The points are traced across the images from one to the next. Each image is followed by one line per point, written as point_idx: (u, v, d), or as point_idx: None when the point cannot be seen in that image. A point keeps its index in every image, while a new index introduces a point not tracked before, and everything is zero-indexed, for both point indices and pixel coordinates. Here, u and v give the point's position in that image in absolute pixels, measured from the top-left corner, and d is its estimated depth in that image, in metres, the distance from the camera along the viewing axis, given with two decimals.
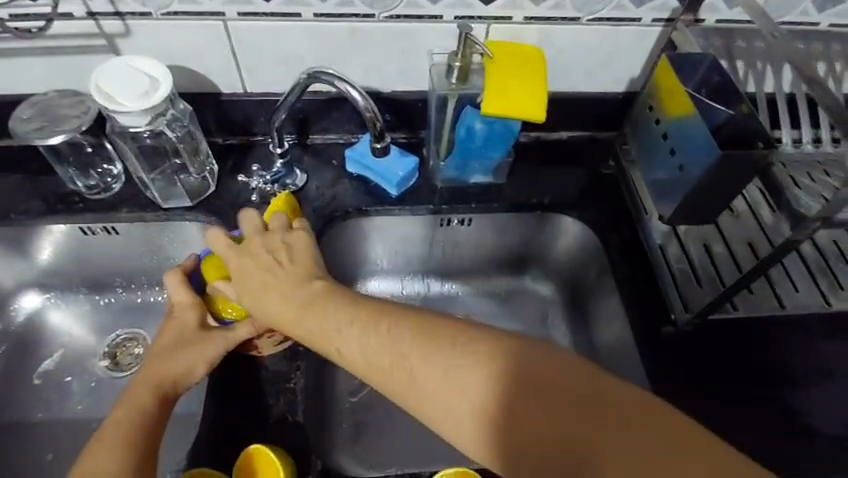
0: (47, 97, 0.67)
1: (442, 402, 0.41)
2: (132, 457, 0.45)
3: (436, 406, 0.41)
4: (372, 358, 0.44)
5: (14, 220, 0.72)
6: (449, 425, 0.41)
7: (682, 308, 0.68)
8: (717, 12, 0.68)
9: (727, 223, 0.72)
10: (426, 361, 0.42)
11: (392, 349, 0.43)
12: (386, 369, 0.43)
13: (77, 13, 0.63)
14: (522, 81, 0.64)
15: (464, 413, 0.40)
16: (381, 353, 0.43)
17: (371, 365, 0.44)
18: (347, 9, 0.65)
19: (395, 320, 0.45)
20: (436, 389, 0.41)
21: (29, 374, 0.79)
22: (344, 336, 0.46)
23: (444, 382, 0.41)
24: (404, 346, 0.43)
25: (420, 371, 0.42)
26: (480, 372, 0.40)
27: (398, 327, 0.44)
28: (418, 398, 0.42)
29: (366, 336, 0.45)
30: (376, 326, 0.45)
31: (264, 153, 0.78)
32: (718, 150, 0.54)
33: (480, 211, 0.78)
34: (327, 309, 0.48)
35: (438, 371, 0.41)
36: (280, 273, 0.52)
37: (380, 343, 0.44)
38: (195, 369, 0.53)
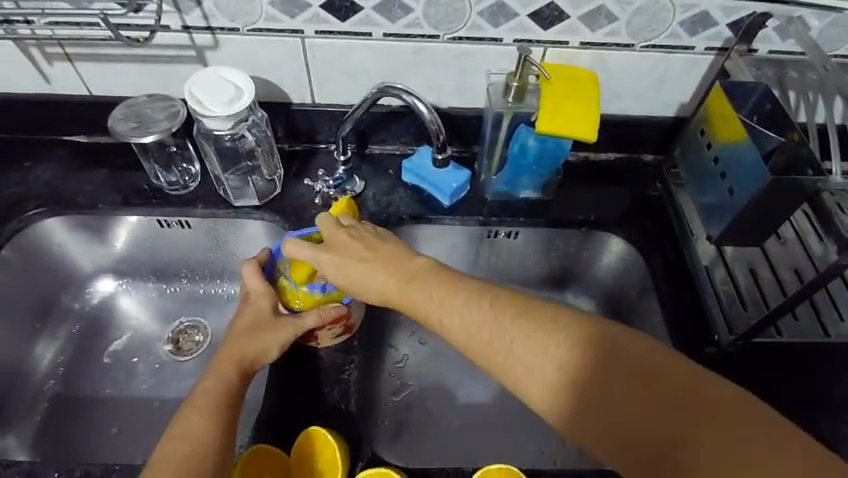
0: (141, 101, 0.75)
1: (537, 374, 0.44)
2: (217, 423, 0.51)
3: (540, 386, 0.44)
4: (475, 328, 0.47)
5: (101, 210, 0.80)
6: (541, 394, 0.44)
7: (726, 330, 0.70)
8: (771, 44, 0.70)
9: (774, 248, 0.74)
10: (529, 338, 0.45)
11: (494, 323, 0.46)
12: (491, 345, 0.46)
13: (174, 26, 0.70)
14: (577, 102, 0.68)
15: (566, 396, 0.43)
16: (486, 328, 0.47)
17: (476, 335, 0.47)
18: (414, 30, 0.70)
19: (493, 304, 0.48)
20: (539, 372, 0.44)
21: (100, 352, 0.86)
22: (449, 310, 0.49)
23: (544, 358, 0.44)
24: (506, 321, 0.46)
25: (525, 348, 0.45)
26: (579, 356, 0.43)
27: (505, 304, 0.47)
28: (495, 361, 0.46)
29: (475, 311, 0.48)
30: (480, 304, 0.48)
31: (326, 159, 0.84)
32: (769, 174, 0.56)
33: (526, 225, 0.81)
34: (428, 283, 0.51)
35: (540, 346, 0.44)
36: (370, 256, 0.56)
37: (485, 317, 0.47)
38: (270, 351, 0.59)
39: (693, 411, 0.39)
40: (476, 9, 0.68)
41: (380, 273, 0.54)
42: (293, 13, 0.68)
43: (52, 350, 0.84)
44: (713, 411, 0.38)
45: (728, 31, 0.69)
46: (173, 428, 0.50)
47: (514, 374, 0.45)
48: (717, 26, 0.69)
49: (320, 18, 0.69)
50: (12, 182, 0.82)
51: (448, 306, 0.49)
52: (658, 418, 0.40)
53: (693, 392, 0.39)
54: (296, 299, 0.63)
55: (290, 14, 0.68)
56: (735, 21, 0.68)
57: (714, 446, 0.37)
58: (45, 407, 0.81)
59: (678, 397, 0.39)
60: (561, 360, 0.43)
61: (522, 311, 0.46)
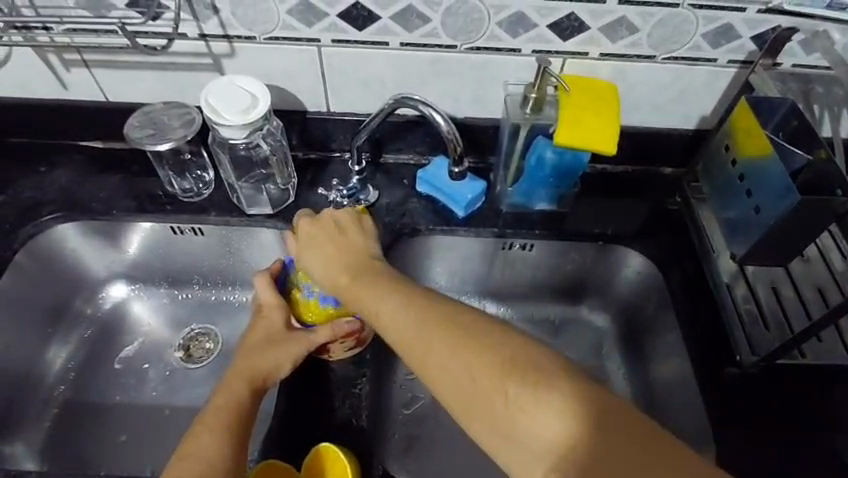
0: (156, 108, 0.75)
1: (458, 379, 0.45)
2: (227, 441, 0.50)
3: (448, 381, 0.45)
4: (407, 332, 0.49)
5: (115, 216, 0.80)
6: (461, 402, 0.44)
7: (748, 351, 0.68)
8: (795, 57, 0.68)
9: (797, 267, 0.72)
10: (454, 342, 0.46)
11: (425, 328, 0.48)
12: (420, 347, 0.48)
13: (191, 34, 0.70)
14: (596, 115, 0.66)
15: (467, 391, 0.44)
16: (413, 327, 0.49)
17: (408, 341, 0.49)
18: (431, 40, 0.70)
19: (431, 306, 0.50)
20: (454, 367, 0.45)
21: (111, 358, 0.86)
22: (387, 312, 0.52)
23: (463, 360, 0.45)
24: (436, 325, 0.48)
25: (447, 351, 0.46)
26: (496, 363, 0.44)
27: (441, 311, 0.49)
28: (416, 350, 0.48)
29: (409, 316, 0.50)
30: (418, 305, 0.51)
31: (341, 168, 0.83)
32: (797, 196, 0.54)
33: (542, 237, 0.79)
34: (375, 286, 0.55)
35: (467, 356, 0.45)
36: (339, 254, 0.59)
37: (418, 320, 0.49)
38: (281, 367, 0.58)
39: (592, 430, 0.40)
40: (495, 19, 0.67)
41: (342, 271, 0.58)
42: (310, 22, 0.68)
43: (62, 355, 0.84)
44: (608, 432, 0.39)
45: (754, 43, 0.68)
46: (185, 446, 0.49)
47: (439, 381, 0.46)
48: (742, 38, 0.67)
49: (336, 27, 0.69)
50: (28, 187, 0.82)
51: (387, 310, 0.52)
52: (555, 431, 0.40)
53: (596, 408, 0.40)
54: (309, 312, 0.62)
55: (307, 23, 0.68)
56: (760, 33, 0.67)
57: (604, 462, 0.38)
58: (55, 413, 0.81)
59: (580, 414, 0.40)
60: (481, 367, 0.44)
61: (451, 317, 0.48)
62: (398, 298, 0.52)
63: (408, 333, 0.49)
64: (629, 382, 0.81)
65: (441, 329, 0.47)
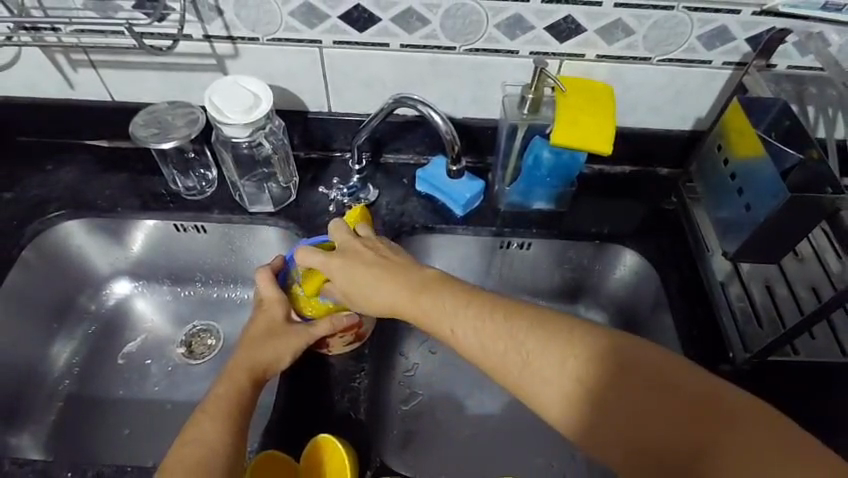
0: (161, 107, 0.76)
1: (558, 392, 0.44)
2: (227, 429, 0.51)
3: (544, 393, 0.45)
4: (486, 349, 0.47)
5: (120, 213, 0.81)
6: (556, 409, 0.44)
7: (741, 347, 0.69)
8: (790, 58, 0.70)
9: (791, 266, 0.72)
10: (543, 355, 0.45)
11: (502, 343, 0.47)
12: (500, 359, 0.46)
13: (195, 35, 0.72)
14: (592, 115, 0.68)
15: (566, 401, 0.44)
16: (493, 341, 0.47)
17: (491, 357, 0.47)
18: (431, 41, 0.71)
19: (507, 313, 0.48)
20: (547, 380, 0.44)
21: (114, 354, 0.87)
22: (459, 324, 0.49)
23: (557, 372, 0.44)
24: (514, 338, 0.46)
25: (539, 363, 0.45)
26: (593, 370, 0.43)
27: (519, 318, 0.47)
28: (499, 366, 0.47)
29: (482, 330, 0.48)
30: (492, 313, 0.48)
31: (342, 167, 0.84)
32: (787, 194, 0.55)
33: (539, 236, 0.81)
34: (437, 295, 0.52)
35: (560, 366, 0.44)
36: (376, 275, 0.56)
37: (492, 335, 0.47)
38: (282, 359, 0.59)
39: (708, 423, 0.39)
40: (493, 21, 0.68)
41: (389, 285, 0.55)
42: (312, 23, 0.69)
43: (67, 350, 0.86)
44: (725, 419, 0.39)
45: (748, 45, 0.69)
46: (186, 432, 0.50)
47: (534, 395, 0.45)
48: (736, 40, 0.68)
49: (338, 29, 0.70)
50: (35, 185, 0.84)
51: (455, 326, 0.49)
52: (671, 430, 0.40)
53: (706, 401, 0.40)
54: (308, 306, 0.64)
55: (309, 24, 0.70)
56: (754, 35, 0.68)
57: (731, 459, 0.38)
58: (59, 407, 0.82)
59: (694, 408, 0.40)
60: (578, 375, 0.44)
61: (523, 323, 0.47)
62: (465, 308, 0.50)
63: (489, 347, 0.47)
64: None
65: (524, 341, 0.46)
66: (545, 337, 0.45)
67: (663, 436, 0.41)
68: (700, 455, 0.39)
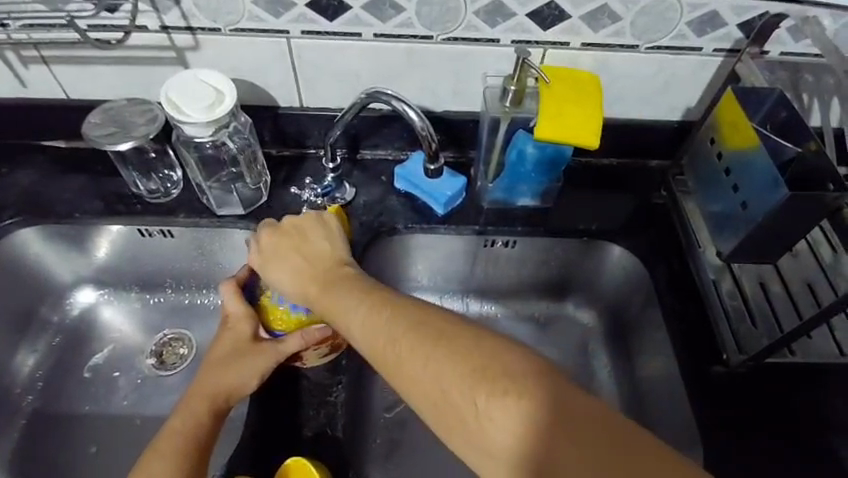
0: (118, 105, 0.71)
1: (434, 385, 0.42)
2: (184, 469, 0.49)
3: (414, 383, 0.43)
4: (384, 344, 0.46)
5: (79, 219, 0.76)
6: (424, 400, 0.43)
7: (735, 348, 0.66)
8: (784, 45, 0.66)
9: (786, 263, 0.68)
10: (435, 354, 0.43)
11: (399, 339, 0.45)
12: (380, 347, 0.46)
13: (152, 26, 0.66)
14: (578, 107, 0.64)
15: (433, 392, 0.42)
16: (377, 331, 0.47)
17: (374, 345, 0.47)
18: (406, 30, 0.67)
19: (397, 304, 0.48)
20: (419, 369, 0.43)
21: (80, 366, 0.82)
22: (351, 313, 0.50)
23: (425, 360, 0.43)
24: (409, 336, 0.45)
25: (417, 355, 0.43)
26: (461, 361, 0.42)
27: (407, 312, 0.47)
28: (378, 353, 0.46)
29: (382, 324, 0.47)
30: (383, 305, 0.49)
31: (315, 165, 0.80)
32: (785, 192, 0.52)
33: (525, 234, 0.77)
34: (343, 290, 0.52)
35: (431, 355, 0.43)
36: (307, 260, 0.57)
37: (377, 322, 0.47)
38: (248, 382, 0.56)
39: (564, 426, 0.37)
40: (471, 8, 0.64)
41: (304, 278, 0.56)
42: (277, 12, 0.64)
43: (30, 364, 0.81)
44: (583, 423, 0.37)
45: (740, 31, 0.65)
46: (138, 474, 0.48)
47: (415, 392, 0.43)
48: (727, 26, 0.65)
49: (306, 18, 0.65)
50: None
51: (359, 319, 0.49)
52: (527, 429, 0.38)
53: (568, 406, 0.38)
54: (278, 320, 0.60)
55: (274, 13, 0.65)
56: (746, 20, 0.64)
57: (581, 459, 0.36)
58: (23, 424, 0.77)
59: (552, 407, 0.38)
60: (447, 366, 0.42)
61: (423, 322, 0.45)
62: (370, 304, 0.49)
63: (372, 334, 0.47)
64: (616, 380, 0.80)
65: (404, 330, 0.45)
66: (423, 328, 0.45)
67: (524, 438, 0.38)
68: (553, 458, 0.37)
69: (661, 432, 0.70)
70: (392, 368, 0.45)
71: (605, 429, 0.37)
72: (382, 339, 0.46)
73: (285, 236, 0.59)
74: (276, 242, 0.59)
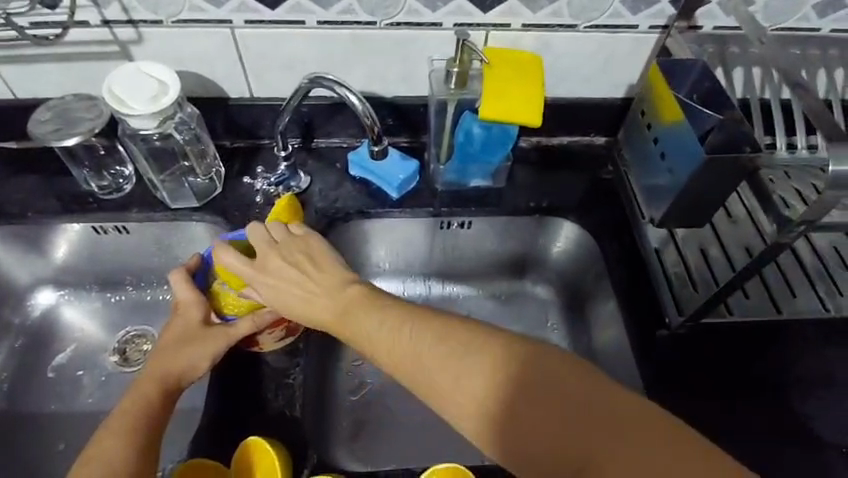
0: (64, 101, 0.71)
1: (468, 401, 0.42)
2: (134, 447, 0.49)
3: (447, 397, 0.43)
4: (410, 360, 0.45)
5: (31, 218, 0.76)
6: (458, 412, 0.43)
7: (676, 312, 0.69)
8: (715, 20, 0.68)
9: (724, 227, 0.73)
10: (462, 363, 0.43)
11: (425, 354, 0.45)
12: (404, 363, 0.46)
13: (93, 21, 0.66)
14: (518, 86, 0.66)
15: (469, 407, 0.42)
16: (401, 349, 0.46)
17: (398, 363, 0.46)
18: (349, 16, 0.67)
19: (419, 317, 0.47)
20: (451, 383, 0.43)
21: (43, 367, 0.82)
22: (371, 332, 0.49)
23: (457, 376, 0.43)
24: (436, 351, 0.45)
25: (445, 370, 0.44)
26: (493, 373, 0.42)
27: (430, 326, 0.46)
28: (403, 370, 0.46)
29: (405, 340, 0.46)
30: (406, 319, 0.48)
31: (269, 156, 0.81)
32: (702, 152, 0.55)
33: (479, 214, 0.79)
34: (359, 307, 0.51)
35: (461, 369, 0.43)
36: (310, 289, 0.54)
37: (400, 337, 0.47)
38: (198, 365, 0.56)
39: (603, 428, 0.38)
40: None
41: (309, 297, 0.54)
42: (219, 2, 0.65)
43: None
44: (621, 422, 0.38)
45: (672, 7, 0.68)
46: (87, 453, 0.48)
47: (458, 412, 0.43)
48: (659, 3, 0.67)
49: (248, 7, 0.66)
50: None
51: (380, 336, 0.48)
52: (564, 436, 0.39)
53: (603, 409, 0.39)
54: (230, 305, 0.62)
55: (215, 3, 0.65)
56: None
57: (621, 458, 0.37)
58: None
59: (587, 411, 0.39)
60: (481, 380, 0.42)
61: (449, 337, 0.45)
62: (391, 320, 0.48)
63: (395, 351, 0.46)
64: (573, 351, 0.83)
65: (432, 345, 0.45)
66: (450, 342, 0.45)
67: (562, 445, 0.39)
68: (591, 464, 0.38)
69: None
70: (421, 382, 0.45)
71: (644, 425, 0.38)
72: (407, 356, 0.46)
73: (272, 264, 0.56)
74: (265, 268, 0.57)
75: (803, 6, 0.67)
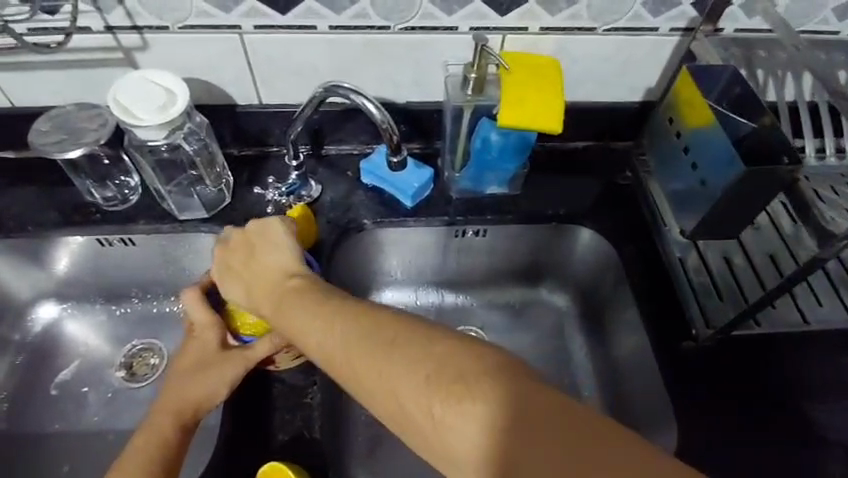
0: (66, 110, 0.68)
1: (392, 393, 0.40)
2: None
3: (373, 389, 0.41)
4: (338, 351, 0.44)
5: (33, 232, 0.73)
6: (383, 404, 0.41)
7: (703, 325, 0.67)
8: (736, 21, 0.66)
9: (748, 237, 0.70)
10: (406, 365, 0.40)
11: (369, 355, 0.42)
12: (334, 353, 0.44)
13: (95, 27, 0.64)
14: (538, 92, 0.63)
15: (391, 399, 0.40)
16: (331, 340, 0.45)
17: (328, 354, 0.45)
18: (361, 21, 0.65)
19: (353, 310, 0.46)
20: (375, 375, 0.41)
21: (46, 384, 0.79)
22: (305, 323, 0.47)
23: (381, 365, 0.41)
24: (365, 344, 0.43)
25: (371, 361, 0.42)
26: (416, 365, 0.40)
27: (362, 320, 0.44)
28: (332, 360, 0.44)
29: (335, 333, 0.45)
30: (340, 312, 0.46)
31: (278, 164, 0.78)
32: (742, 166, 0.53)
33: (495, 222, 0.77)
34: (296, 299, 0.50)
35: (387, 359, 0.41)
36: (256, 280, 0.55)
37: (332, 328, 0.45)
38: (216, 392, 0.54)
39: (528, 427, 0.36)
40: None
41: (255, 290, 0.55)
42: (227, 7, 0.62)
43: None
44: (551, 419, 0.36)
45: (694, 9, 0.66)
46: None
47: (386, 406, 0.41)
48: (681, 6, 0.65)
49: (257, 12, 0.63)
50: None
51: (314, 327, 0.46)
52: (490, 432, 0.36)
53: (532, 407, 0.36)
54: (246, 324, 0.60)
55: (224, 8, 0.62)
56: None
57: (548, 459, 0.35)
58: None
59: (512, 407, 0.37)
60: (406, 371, 0.40)
61: (379, 328, 0.43)
62: (325, 313, 0.47)
63: (326, 341, 0.45)
64: (591, 360, 0.81)
65: (361, 336, 0.43)
66: (381, 333, 0.43)
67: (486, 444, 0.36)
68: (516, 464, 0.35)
69: (637, 409, 0.71)
70: (348, 373, 0.43)
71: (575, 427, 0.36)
72: (337, 346, 0.44)
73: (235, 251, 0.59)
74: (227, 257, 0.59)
75: (827, 8, 0.65)
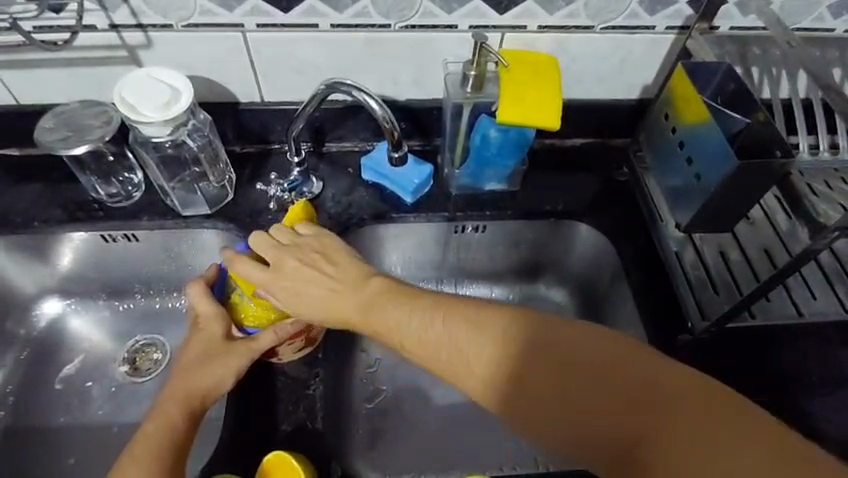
0: (70, 108, 0.69)
1: (494, 379, 0.43)
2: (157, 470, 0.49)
3: (472, 377, 0.44)
4: (434, 346, 0.46)
5: (37, 228, 0.74)
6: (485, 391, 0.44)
7: (699, 316, 0.68)
8: (732, 20, 0.68)
9: (744, 230, 0.72)
10: (503, 353, 0.43)
11: (459, 345, 0.45)
12: (431, 350, 0.46)
13: (100, 25, 0.65)
14: (536, 89, 0.64)
15: (496, 384, 0.43)
16: (428, 336, 0.46)
17: (421, 347, 0.47)
18: (363, 19, 0.66)
19: (442, 304, 0.48)
20: (474, 361, 0.44)
21: (50, 378, 0.80)
22: (393, 319, 0.49)
23: (480, 354, 0.44)
24: (461, 336, 0.45)
25: (468, 352, 0.44)
26: (516, 352, 0.43)
27: (454, 314, 0.46)
28: (427, 355, 0.46)
29: (428, 327, 0.47)
30: (431, 308, 0.48)
31: (280, 161, 0.79)
32: (735, 160, 0.54)
33: (494, 218, 0.78)
34: (379, 299, 0.50)
35: (485, 348, 0.44)
36: (333, 286, 0.53)
37: (424, 325, 0.47)
38: (222, 382, 0.55)
39: (640, 401, 0.39)
40: None
41: (329, 296, 0.53)
42: (230, 6, 0.63)
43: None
44: (658, 388, 0.39)
45: (689, 7, 0.67)
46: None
47: (488, 394, 0.44)
48: (676, 4, 0.66)
49: (260, 10, 0.64)
50: None
51: (406, 324, 0.48)
52: (607, 411, 0.39)
53: (636, 377, 0.40)
54: (249, 316, 0.61)
55: (227, 7, 0.63)
56: None
57: (666, 429, 0.37)
58: None
59: (614, 378, 0.40)
60: (507, 358, 0.43)
61: (472, 321, 0.45)
62: (415, 309, 0.48)
63: (421, 337, 0.47)
64: None
65: (458, 330, 0.45)
66: (475, 328, 0.45)
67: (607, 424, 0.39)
68: (638, 441, 0.38)
69: None
70: (443, 365, 0.46)
71: (679, 391, 0.38)
72: (433, 342, 0.46)
73: (298, 264, 0.55)
74: (292, 270, 0.55)
75: (820, 6, 0.66)
